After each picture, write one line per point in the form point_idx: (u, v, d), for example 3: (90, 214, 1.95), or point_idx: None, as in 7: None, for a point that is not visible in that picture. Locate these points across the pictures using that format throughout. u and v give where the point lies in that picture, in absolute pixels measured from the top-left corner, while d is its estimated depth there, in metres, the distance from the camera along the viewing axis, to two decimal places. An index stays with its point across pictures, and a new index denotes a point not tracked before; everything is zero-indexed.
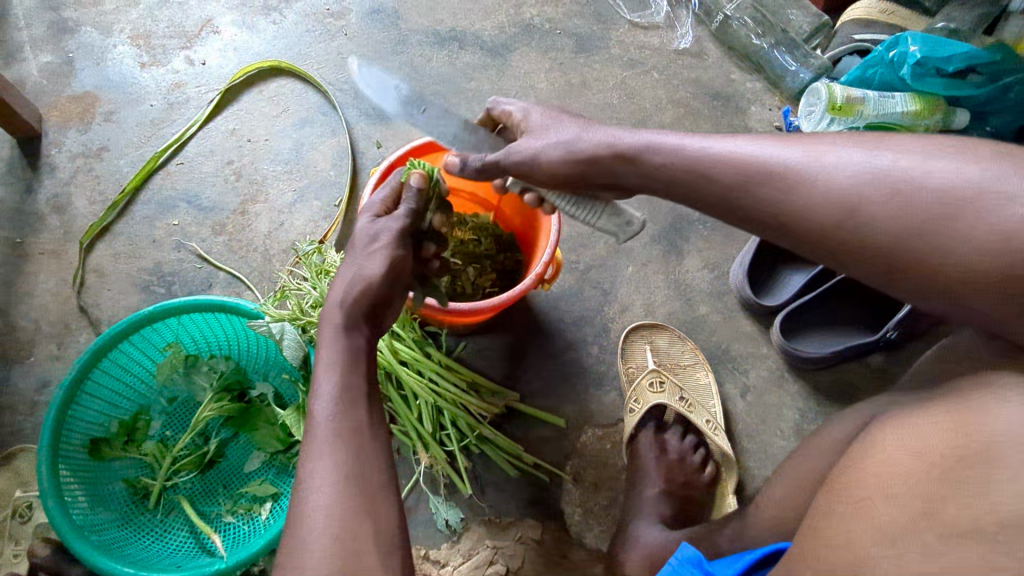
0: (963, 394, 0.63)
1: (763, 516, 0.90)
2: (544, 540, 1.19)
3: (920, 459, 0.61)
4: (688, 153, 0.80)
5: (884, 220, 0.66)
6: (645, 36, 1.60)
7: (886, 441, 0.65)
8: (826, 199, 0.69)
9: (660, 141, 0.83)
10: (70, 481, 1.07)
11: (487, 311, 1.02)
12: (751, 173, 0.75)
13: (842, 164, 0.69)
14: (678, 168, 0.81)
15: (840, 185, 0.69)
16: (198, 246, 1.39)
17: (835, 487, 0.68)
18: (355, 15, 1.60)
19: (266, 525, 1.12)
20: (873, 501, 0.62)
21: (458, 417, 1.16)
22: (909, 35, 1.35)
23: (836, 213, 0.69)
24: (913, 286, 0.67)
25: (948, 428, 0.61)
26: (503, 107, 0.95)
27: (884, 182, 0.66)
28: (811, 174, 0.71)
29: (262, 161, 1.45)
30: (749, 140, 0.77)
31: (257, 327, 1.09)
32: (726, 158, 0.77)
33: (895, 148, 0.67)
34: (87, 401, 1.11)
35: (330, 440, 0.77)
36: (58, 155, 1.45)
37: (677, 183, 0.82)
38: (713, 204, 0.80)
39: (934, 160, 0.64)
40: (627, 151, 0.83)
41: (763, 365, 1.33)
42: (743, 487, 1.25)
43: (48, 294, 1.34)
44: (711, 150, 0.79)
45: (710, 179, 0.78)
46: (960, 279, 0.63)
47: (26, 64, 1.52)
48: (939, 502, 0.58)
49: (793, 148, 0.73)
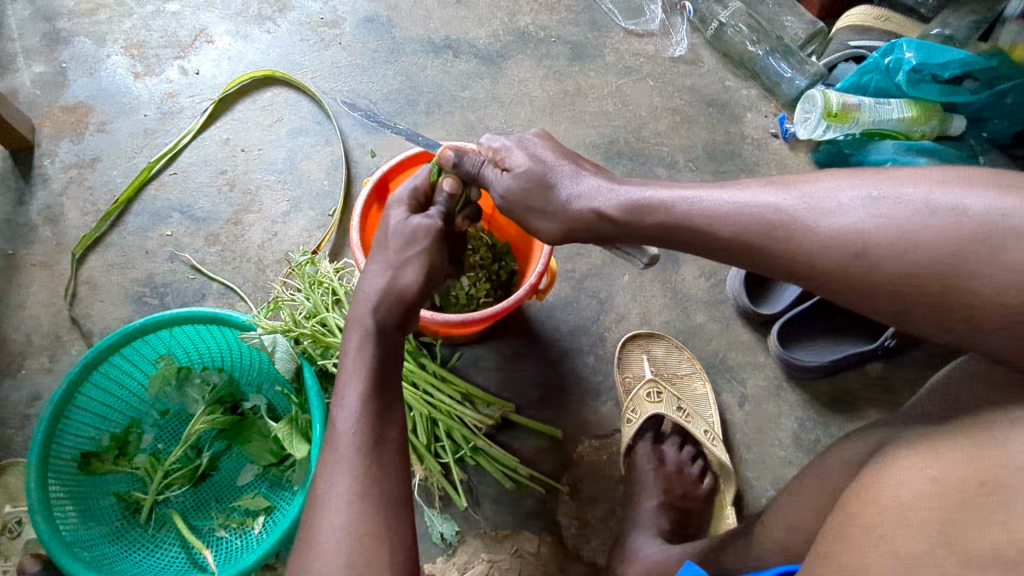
0: (975, 426, 0.63)
1: (766, 533, 0.89)
2: (541, 554, 1.17)
3: (938, 484, 0.60)
4: (679, 206, 0.79)
5: (894, 263, 0.66)
6: (640, 43, 1.60)
7: (906, 464, 0.64)
8: (833, 246, 0.69)
9: (646, 197, 0.82)
10: (60, 497, 1.06)
11: (480, 321, 1.00)
12: (750, 226, 0.74)
13: (842, 208, 0.69)
14: (674, 222, 0.80)
15: (846, 231, 0.68)
16: (192, 257, 1.38)
17: (849, 508, 0.66)
18: (350, 24, 1.59)
19: (259, 540, 1.10)
20: (891, 526, 0.61)
21: (453, 428, 1.15)
22: (903, 42, 1.36)
23: (845, 259, 0.68)
24: (927, 322, 0.67)
25: (965, 454, 0.61)
26: (491, 142, 0.92)
27: (890, 225, 0.66)
28: (811, 222, 0.70)
29: (255, 171, 1.45)
30: (738, 188, 0.77)
31: (249, 339, 1.08)
32: (722, 211, 0.76)
33: (893, 187, 0.68)
34: (78, 415, 1.10)
35: (353, 457, 0.76)
36: (51, 166, 1.44)
37: (676, 236, 0.81)
38: (710, 253, 0.79)
39: (936, 195, 0.65)
40: (615, 218, 0.84)
41: (761, 374, 1.32)
42: (741, 499, 1.23)
43: (40, 306, 1.33)
44: (703, 202, 0.78)
45: (707, 234, 0.77)
46: (976, 314, 0.63)
47: (19, 74, 1.52)
48: (959, 528, 0.57)
49: (789, 196, 0.73)
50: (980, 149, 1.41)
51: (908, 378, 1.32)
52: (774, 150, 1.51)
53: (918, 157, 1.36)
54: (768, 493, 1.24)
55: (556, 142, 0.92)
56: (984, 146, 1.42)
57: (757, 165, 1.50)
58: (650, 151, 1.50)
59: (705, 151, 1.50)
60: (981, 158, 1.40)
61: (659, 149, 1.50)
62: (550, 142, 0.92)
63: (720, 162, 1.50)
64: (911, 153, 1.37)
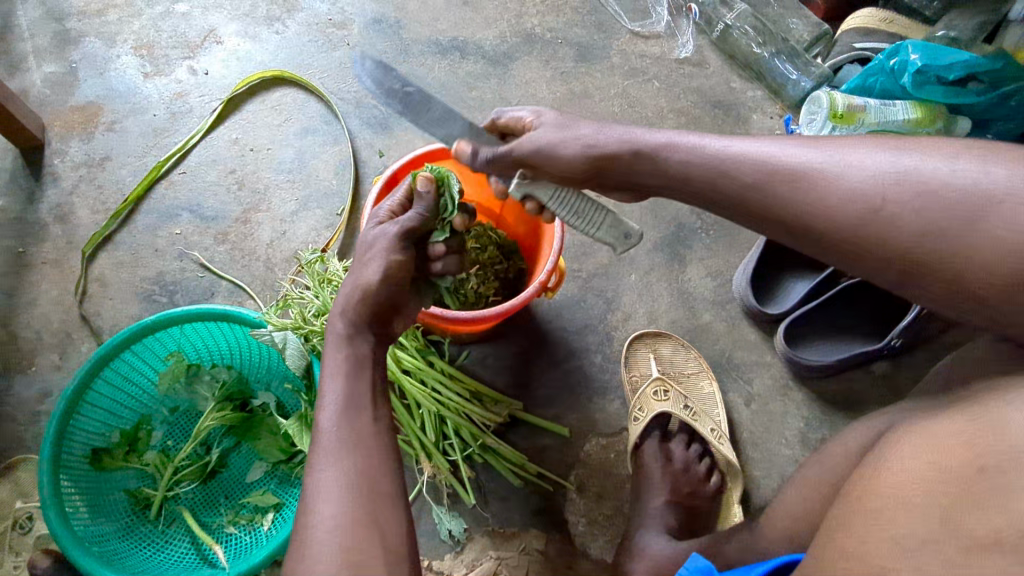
0: (972, 413, 0.63)
1: (774, 528, 0.89)
2: (548, 551, 1.18)
3: (941, 470, 0.60)
4: (710, 152, 0.81)
5: (906, 221, 0.66)
6: (647, 45, 1.61)
7: (906, 451, 0.64)
8: (849, 199, 0.70)
9: (676, 142, 0.84)
10: (71, 492, 1.06)
11: (491, 318, 1.01)
12: (773, 174, 0.75)
13: (865, 162, 0.70)
14: (699, 168, 0.81)
15: (864, 183, 0.69)
16: (201, 255, 1.39)
17: (852, 497, 0.66)
18: (357, 25, 1.61)
19: (269, 536, 1.11)
20: (891, 513, 0.61)
21: (461, 426, 1.16)
22: (908, 44, 1.36)
23: (856, 210, 0.69)
24: (930, 286, 0.68)
25: (966, 438, 0.61)
26: (512, 113, 0.97)
27: (909, 181, 0.67)
28: (831, 172, 0.71)
29: (264, 170, 1.46)
30: (766, 140, 0.78)
31: (259, 337, 1.09)
32: (749, 156, 0.78)
33: (918, 149, 0.68)
34: (88, 411, 1.11)
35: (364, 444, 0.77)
36: (61, 164, 1.45)
37: (697, 183, 0.82)
38: (729, 201, 0.81)
39: (960, 160, 0.65)
40: (645, 150, 0.85)
41: (767, 373, 1.33)
42: (747, 496, 1.24)
43: (50, 304, 1.34)
44: (734, 149, 0.79)
45: (730, 177, 0.79)
46: (982, 284, 0.64)
47: (30, 74, 1.53)
48: (957, 511, 0.57)
49: (816, 148, 0.74)
50: None
51: (914, 377, 1.32)
52: None
53: None
54: (774, 490, 1.25)
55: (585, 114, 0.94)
56: None
57: None
58: None
59: None
60: None
61: None
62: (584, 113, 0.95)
63: None
64: None
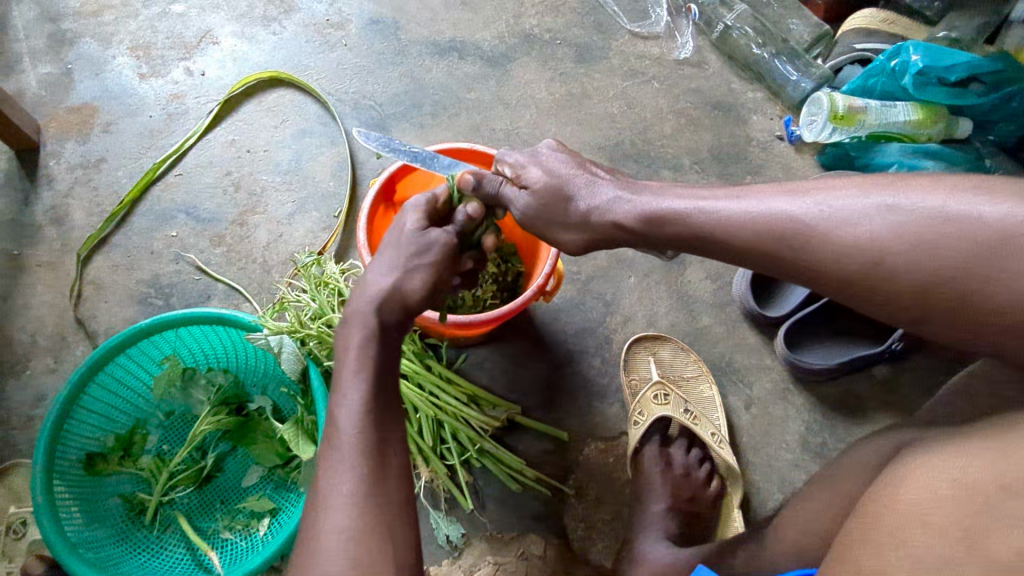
0: (991, 434, 0.63)
1: (778, 539, 0.88)
2: (547, 556, 1.16)
3: (959, 487, 0.60)
4: (696, 216, 0.80)
5: (911, 272, 0.66)
6: (646, 45, 1.60)
7: (922, 469, 0.64)
8: (850, 255, 0.69)
9: (661, 207, 0.83)
10: (65, 498, 1.05)
11: (485, 323, 1.00)
12: (767, 237, 0.74)
13: (857, 215, 0.69)
14: (691, 232, 0.81)
15: (861, 239, 0.68)
16: (197, 258, 1.38)
17: (866, 515, 0.65)
18: (355, 26, 1.60)
19: (265, 542, 1.10)
20: (909, 530, 0.60)
21: (460, 430, 1.14)
22: (911, 44, 1.35)
23: (859, 266, 0.69)
24: (945, 331, 0.67)
25: (985, 459, 0.60)
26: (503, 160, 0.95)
27: (905, 233, 0.66)
28: (827, 230, 0.70)
29: (260, 172, 1.45)
30: (750, 197, 0.77)
31: (255, 341, 1.08)
32: (736, 220, 0.76)
33: (908, 192, 0.68)
34: (82, 416, 1.10)
35: (364, 455, 0.75)
36: (57, 166, 1.44)
37: (692, 246, 0.82)
38: (727, 259, 0.80)
39: (952, 202, 0.65)
40: (634, 229, 0.86)
41: (767, 377, 1.32)
42: (748, 501, 1.23)
43: (45, 306, 1.33)
44: (720, 212, 0.78)
45: (725, 241, 0.78)
46: (990, 318, 0.64)
47: (25, 75, 1.52)
48: (979, 532, 0.57)
49: (804, 203, 0.73)
50: (987, 152, 1.41)
51: (913, 381, 1.32)
52: (780, 153, 1.51)
53: (924, 159, 1.37)
54: (774, 495, 1.24)
55: (568, 154, 0.93)
56: (990, 149, 1.42)
57: (763, 167, 1.50)
58: (656, 153, 1.50)
59: (710, 154, 1.50)
60: (989, 161, 1.40)
61: (665, 151, 1.50)
62: (562, 154, 0.93)
63: (726, 165, 1.50)
64: (918, 156, 1.38)
